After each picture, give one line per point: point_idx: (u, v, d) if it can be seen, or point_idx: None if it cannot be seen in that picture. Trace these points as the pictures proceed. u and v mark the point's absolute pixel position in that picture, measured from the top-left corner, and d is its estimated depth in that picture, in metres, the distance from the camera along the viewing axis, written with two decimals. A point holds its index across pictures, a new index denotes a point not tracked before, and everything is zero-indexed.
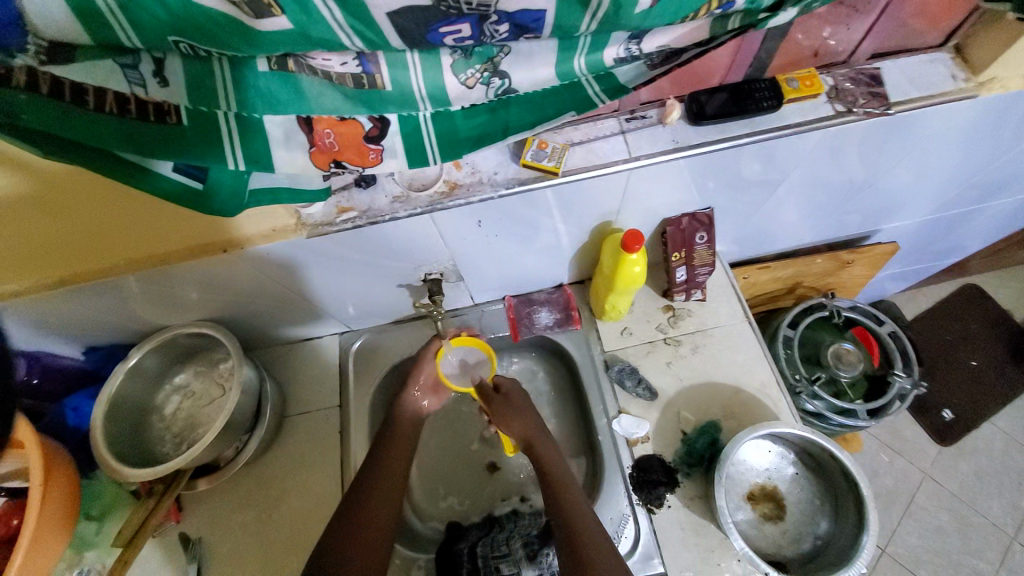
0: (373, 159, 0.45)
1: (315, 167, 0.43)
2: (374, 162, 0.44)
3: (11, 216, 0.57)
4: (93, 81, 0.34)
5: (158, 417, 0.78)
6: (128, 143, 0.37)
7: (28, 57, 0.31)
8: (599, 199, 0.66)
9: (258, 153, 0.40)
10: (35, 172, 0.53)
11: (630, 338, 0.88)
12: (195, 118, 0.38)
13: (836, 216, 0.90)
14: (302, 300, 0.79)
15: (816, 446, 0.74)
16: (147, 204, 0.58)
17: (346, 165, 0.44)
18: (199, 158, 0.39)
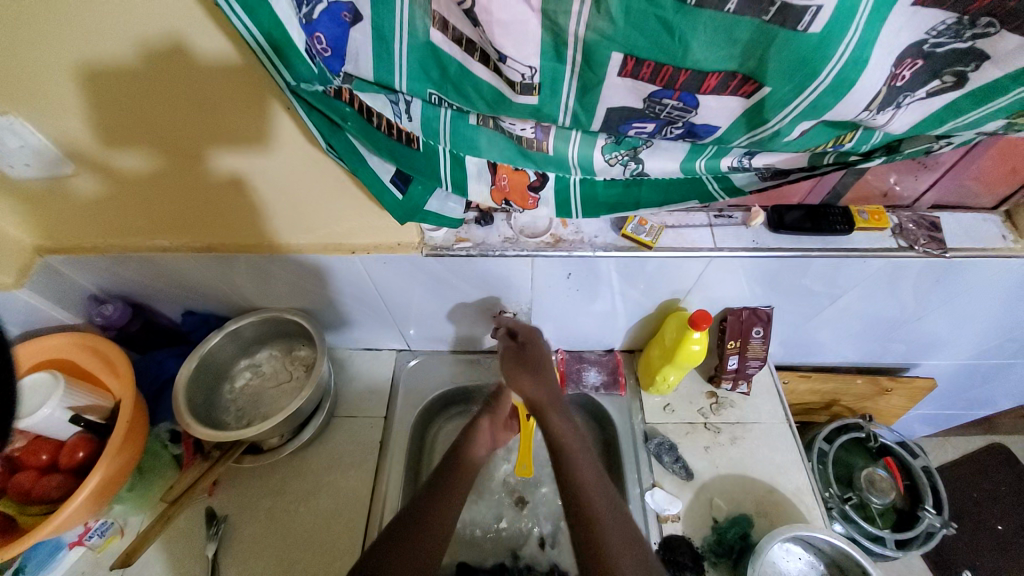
0: (530, 204, 0.55)
1: (488, 201, 0.54)
2: (531, 206, 0.54)
3: (97, 210, 0.68)
4: (374, 105, 0.44)
5: (229, 386, 0.85)
6: (387, 153, 0.48)
7: (339, 82, 0.41)
8: (676, 278, 0.73)
9: (458, 180, 0.51)
10: (115, 176, 0.63)
11: (671, 415, 0.92)
12: (427, 149, 0.48)
13: (880, 341, 0.95)
14: (384, 311, 0.87)
15: (847, 558, 0.75)
16: (207, 202, 0.66)
17: (511, 205, 0.54)
18: (412, 170, 0.50)
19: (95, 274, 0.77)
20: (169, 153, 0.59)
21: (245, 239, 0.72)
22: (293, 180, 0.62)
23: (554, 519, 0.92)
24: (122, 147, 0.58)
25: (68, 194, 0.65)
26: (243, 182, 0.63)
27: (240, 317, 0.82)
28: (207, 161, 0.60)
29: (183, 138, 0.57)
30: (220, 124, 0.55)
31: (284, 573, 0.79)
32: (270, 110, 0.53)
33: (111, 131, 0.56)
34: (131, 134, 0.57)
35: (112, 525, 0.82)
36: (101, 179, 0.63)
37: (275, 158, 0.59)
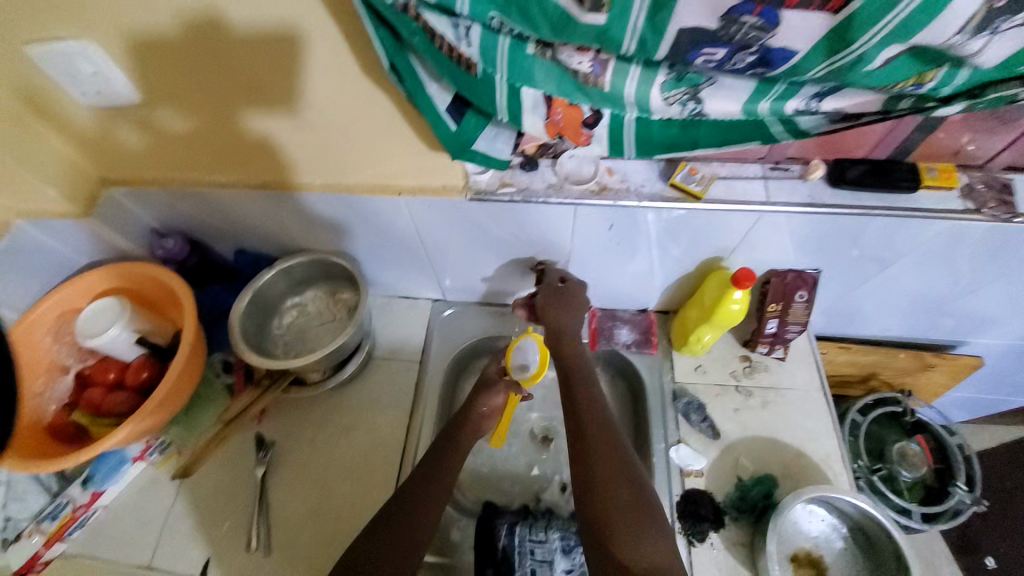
0: (583, 141, 0.55)
1: (543, 135, 0.54)
2: (586, 143, 0.54)
3: (142, 163, 0.75)
4: (439, 26, 0.43)
5: (277, 322, 0.89)
6: (451, 77, 0.48)
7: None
8: (722, 234, 0.72)
9: (515, 112, 0.50)
10: (157, 133, 0.69)
11: (702, 376, 0.92)
12: (486, 77, 0.46)
13: (930, 315, 0.91)
14: (423, 259, 0.88)
15: (872, 521, 0.75)
16: (238, 157, 0.72)
17: (564, 140, 0.54)
18: (476, 99, 0.49)
19: (155, 207, 0.81)
20: (204, 113, 0.65)
21: (291, 178, 0.74)
22: (325, 133, 0.66)
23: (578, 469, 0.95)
24: (175, 87, 0.62)
25: (117, 148, 0.72)
26: (271, 142, 0.68)
27: (289, 257, 0.86)
28: (232, 121, 0.66)
29: (213, 105, 0.64)
30: (237, 84, 0.61)
31: (325, 495, 0.85)
32: (294, 70, 0.58)
33: (154, 92, 0.63)
34: (171, 95, 0.63)
35: (169, 445, 0.88)
36: (146, 135, 0.70)
37: (296, 117, 0.64)
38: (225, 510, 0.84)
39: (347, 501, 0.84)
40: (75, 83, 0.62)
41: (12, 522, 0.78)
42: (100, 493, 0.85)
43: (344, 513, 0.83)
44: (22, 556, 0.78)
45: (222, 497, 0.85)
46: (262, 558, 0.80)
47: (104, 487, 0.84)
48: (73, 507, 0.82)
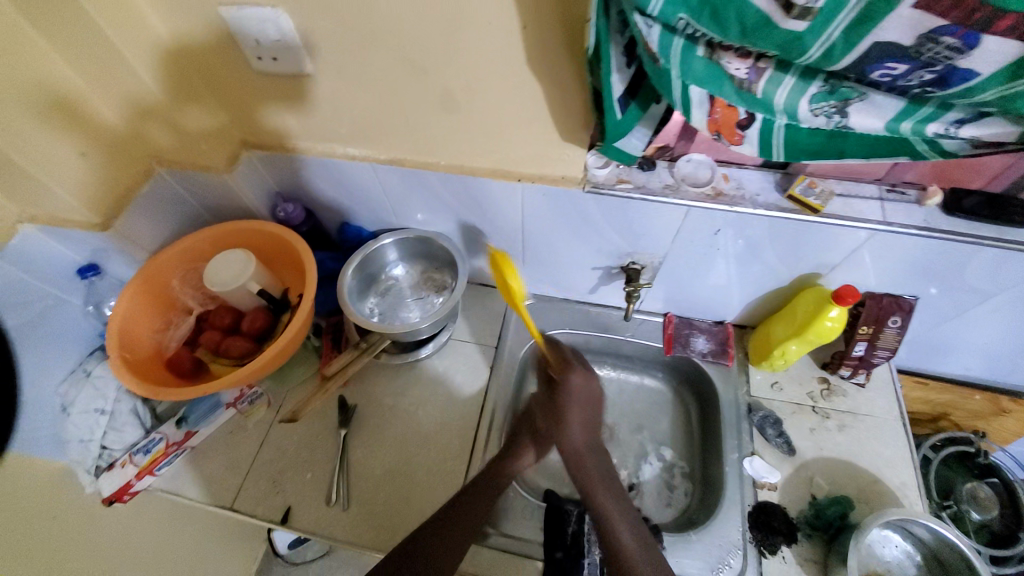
0: (735, 139, 0.59)
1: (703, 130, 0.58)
2: (737, 143, 0.58)
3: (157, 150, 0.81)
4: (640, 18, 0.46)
5: (375, 291, 0.95)
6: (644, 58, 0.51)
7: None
8: (826, 248, 0.74)
9: (685, 105, 0.54)
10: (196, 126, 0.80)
11: (779, 393, 0.92)
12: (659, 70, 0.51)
13: (1017, 359, 0.90)
14: (517, 249, 0.93)
15: (949, 550, 0.74)
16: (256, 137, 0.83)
17: (719, 137, 0.58)
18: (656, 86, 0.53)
19: (282, 172, 0.88)
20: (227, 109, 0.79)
21: (418, 156, 0.79)
22: (446, 130, 0.74)
23: (635, 465, 0.97)
24: (339, 69, 0.69)
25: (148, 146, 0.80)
26: (284, 133, 0.81)
27: (393, 233, 0.91)
28: (260, 117, 0.79)
29: (376, 85, 0.70)
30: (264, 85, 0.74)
31: (402, 462, 0.89)
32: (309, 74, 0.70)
33: (188, 90, 0.76)
34: (200, 91, 0.76)
35: (261, 396, 0.94)
36: (174, 133, 0.80)
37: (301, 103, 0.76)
38: (308, 463, 0.89)
39: (422, 470, 0.88)
40: (255, 49, 0.68)
41: (108, 451, 0.84)
42: (191, 433, 0.88)
43: (419, 483, 0.86)
44: (115, 484, 0.83)
45: (307, 450, 0.90)
46: (341, 513, 0.84)
47: (196, 427, 0.88)
48: (165, 444, 0.86)
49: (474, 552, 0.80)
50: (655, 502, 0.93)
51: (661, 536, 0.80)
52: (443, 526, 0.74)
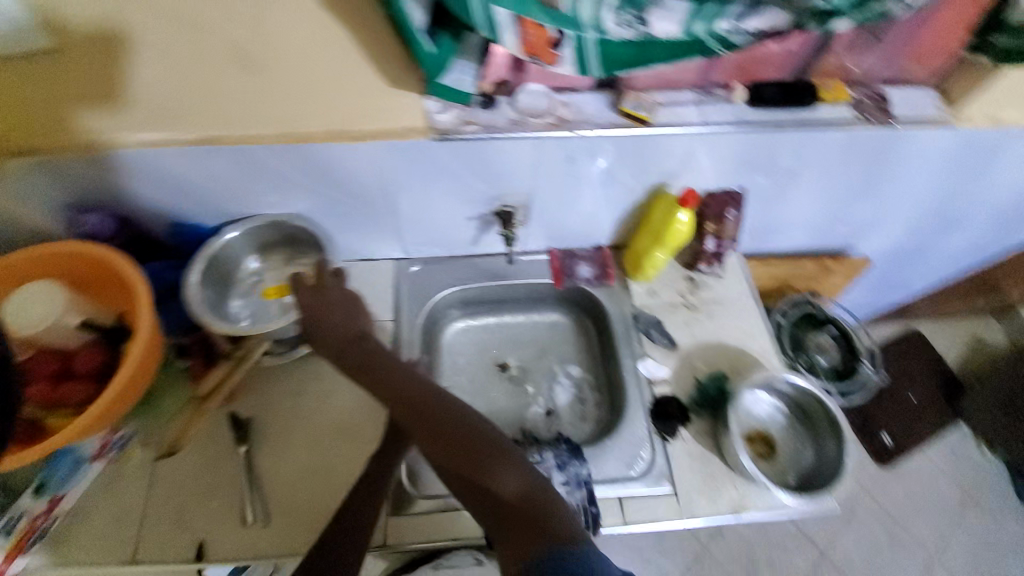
0: (551, 60, 0.59)
1: (518, 53, 0.58)
2: (554, 62, 0.58)
3: None
4: None
5: (237, 291, 0.87)
6: None
7: None
8: (667, 156, 0.80)
9: (490, 28, 0.55)
10: None
11: (655, 298, 1.02)
12: None
13: (830, 222, 1.08)
14: (384, 214, 0.89)
15: (805, 394, 0.89)
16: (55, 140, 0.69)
17: (536, 59, 0.58)
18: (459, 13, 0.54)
19: (72, 179, 0.74)
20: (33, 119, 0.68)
21: (239, 130, 0.71)
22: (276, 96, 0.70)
23: (549, 393, 1.04)
24: None
25: None
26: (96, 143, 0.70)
27: (237, 224, 0.83)
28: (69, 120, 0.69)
29: None
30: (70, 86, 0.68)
31: (316, 460, 0.84)
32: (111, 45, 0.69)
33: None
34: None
35: (132, 439, 0.83)
36: None
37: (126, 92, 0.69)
38: (211, 490, 0.80)
39: (340, 462, 0.84)
40: None
41: None
42: (58, 499, 0.75)
43: (340, 474, 0.83)
44: None
45: (206, 478, 0.81)
46: (262, 530, 0.78)
47: (62, 490, 0.76)
48: (27, 520, 0.72)
49: (413, 521, 0.81)
50: (572, 421, 1.01)
51: (581, 454, 0.86)
52: (359, 513, 0.72)
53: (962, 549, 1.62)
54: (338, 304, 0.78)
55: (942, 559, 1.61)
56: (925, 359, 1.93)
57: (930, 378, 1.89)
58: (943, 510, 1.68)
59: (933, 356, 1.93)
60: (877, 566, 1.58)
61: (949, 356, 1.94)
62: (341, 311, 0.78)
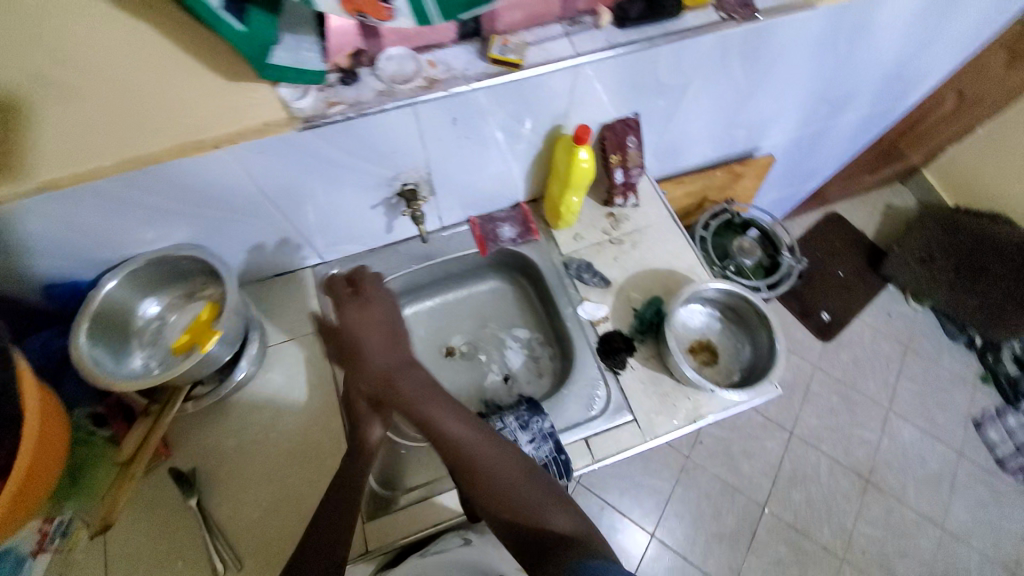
0: (386, 16, 0.56)
1: (344, 14, 0.55)
2: (388, 18, 0.56)
3: None
4: None
5: (139, 340, 0.79)
6: None
7: None
8: (552, 96, 0.79)
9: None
10: None
11: (582, 242, 1.03)
12: None
13: (729, 129, 1.11)
14: (280, 222, 0.82)
15: (734, 298, 0.93)
16: None
17: (366, 17, 0.55)
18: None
19: None
20: None
21: (78, 165, 0.60)
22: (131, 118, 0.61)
23: (501, 357, 1.06)
24: None
25: None
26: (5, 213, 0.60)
27: (115, 271, 0.73)
28: None
29: None
30: None
31: (277, 490, 0.80)
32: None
33: None
34: None
35: (74, 521, 0.75)
36: None
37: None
38: (174, 551, 0.76)
39: (304, 484, 0.81)
40: None
41: None
42: None
43: (306, 497, 0.80)
44: None
45: (166, 541, 0.76)
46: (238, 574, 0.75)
47: None
48: None
49: (393, 518, 0.81)
50: (530, 380, 1.02)
51: (543, 414, 0.87)
52: (337, 515, 0.70)
53: (904, 395, 1.82)
54: (361, 327, 0.73)
55: (894, 408, 1.80)
56: (845, 237, 2.08)
57: (852, 253, 2.05)
58: (885, 366, 1.86)
59: (852, 232, 2.08)
60: (839, 431, 1.75)
61: (864, 228, 2.09)
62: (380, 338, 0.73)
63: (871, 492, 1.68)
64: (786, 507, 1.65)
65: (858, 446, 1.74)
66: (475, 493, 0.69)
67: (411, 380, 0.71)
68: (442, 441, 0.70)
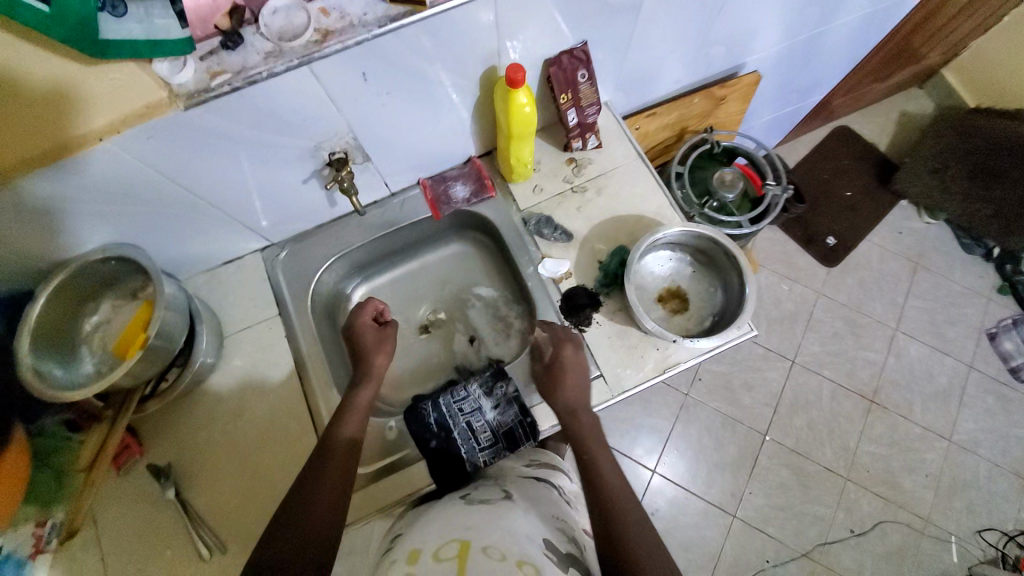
0: None
1: None
2: None
3: None
4: None
5: (88, 348, 0.78)
6: None
7: None
8: (475, 34, 0.69)
9: None
10: None
11: (541, 194, 0.95)
12: None
13: (702, 48, 0.98)
14: (211, 207, 0.78)
15: (702, 240, 0.88)
16: None
17: None
18: None
19: None
20: None
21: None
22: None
23: (467, 322, 1.03)
24: None
25: None
26: None
27: (42, 285, 0.70)
28: None
29: None
30: None
31: (252, 475, 0.83)
32: None
33: None
34: None
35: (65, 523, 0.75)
36: None
37: None
38: (162, 540, 0.79)
39: (278, 468, 0.83)
40: None
41: None
42: None
43: (278, 481, 0.83)
44: None
45: (152, 532, 0.79)
46: (223, 556, 0.78)
47: None
48: None
49: (363, 494, 0.82)
50: (500, 344, 1.00)
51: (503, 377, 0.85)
52: (314, 482, 0.68)
53: (913, 313, 1.74)
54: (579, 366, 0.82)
55: (901, 328, 1.73)
56: (855, 151, 1.91)
57: (862, 169, 1.89)
58: (893, 286, 1.77)
59: (862, 146, 1.91)
60: (842, 355, 1.71)
61: (877, 141, 1.92)
62: (581, 380, 0.81)
63: (875, 412, 1.65)
64: (787, 434, 1.64)
65: (862, 369, 1.70)
66: (620, 535, 0.64)
67: (591, 418, 0.79)
68: (602, 479, 0.72)
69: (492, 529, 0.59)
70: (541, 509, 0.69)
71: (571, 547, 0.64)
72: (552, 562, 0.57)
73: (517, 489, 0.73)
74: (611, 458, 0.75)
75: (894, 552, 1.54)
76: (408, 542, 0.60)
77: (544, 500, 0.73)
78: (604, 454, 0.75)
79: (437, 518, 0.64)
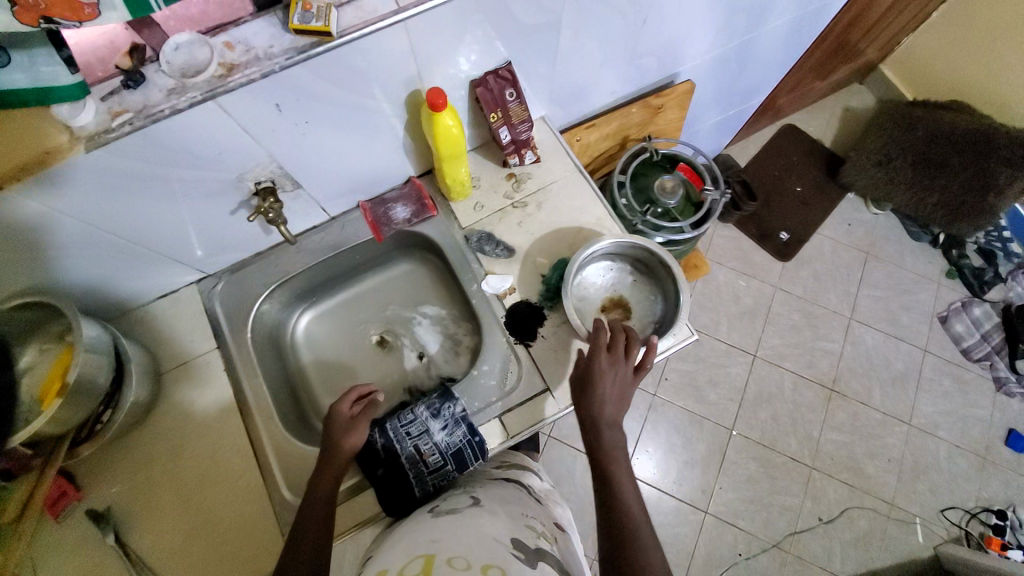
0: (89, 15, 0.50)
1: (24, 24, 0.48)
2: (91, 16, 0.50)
3: None
4: None
5: (10, 398, 0.73)
6: None
7: None
8: (390, 61, 0.69)
9: None
10: None
11: (482, 211, 0.95)
12: None
13: (633, 61, 1.01)
14: (134, 244, 0.76)
15: (639, 251, 0.90)
16: None
17: (58, 20, 0.49)
18: None
19: None
20: None
21: None
22: None
23: (417, 341, 1.02)
24: None
25: None
26: None
27: None
28: None
29: None
30: None
31: (196, 515, 0.80)
32: None
33: None
34: None
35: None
36: None
37: None
38: None
39: (224, 505, 0.80)
40: None
41: None
42: None
43: (226, 516, 0.80)
44: None
45: None
46: None
47: None
48: None
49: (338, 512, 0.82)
50: (450, 361, 0.99)
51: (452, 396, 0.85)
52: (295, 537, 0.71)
53: (867, 302, 1.81)
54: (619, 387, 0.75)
55: (855, 316, 1.79)
56: (803, 148, 1.97)
57: (811, 166, 1.95)
58: (845, 277, 1.83)
59: (809, 144, 1.98)
60: (801, 347, 1.76)
61: (823, 137, 1.99)
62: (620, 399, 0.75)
63: (834, 400, 1.70)
64: (753, 428, 1.68)
65: (821, 358, 1.75)
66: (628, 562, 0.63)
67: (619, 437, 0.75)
68: (620, 502, 0.70)
69: (459, 537, 0.59)
70: (508, 510, 0.70)
71: (542, 544, 0.64)
72: (519, 560, 0.56)
73: (485, 495, 0.74)
74: (631, 476, 0.73)
75: (860, 536, 1.58)
76: (378, 563, 0.59)
77: (512, 500, 0.75)
78: (625, 474, 0.73)
79: (403, 538, 0.63)
